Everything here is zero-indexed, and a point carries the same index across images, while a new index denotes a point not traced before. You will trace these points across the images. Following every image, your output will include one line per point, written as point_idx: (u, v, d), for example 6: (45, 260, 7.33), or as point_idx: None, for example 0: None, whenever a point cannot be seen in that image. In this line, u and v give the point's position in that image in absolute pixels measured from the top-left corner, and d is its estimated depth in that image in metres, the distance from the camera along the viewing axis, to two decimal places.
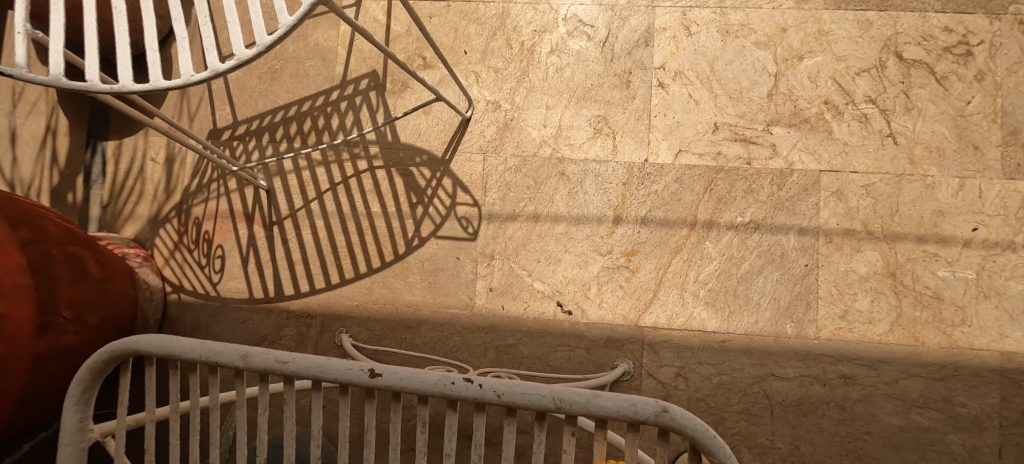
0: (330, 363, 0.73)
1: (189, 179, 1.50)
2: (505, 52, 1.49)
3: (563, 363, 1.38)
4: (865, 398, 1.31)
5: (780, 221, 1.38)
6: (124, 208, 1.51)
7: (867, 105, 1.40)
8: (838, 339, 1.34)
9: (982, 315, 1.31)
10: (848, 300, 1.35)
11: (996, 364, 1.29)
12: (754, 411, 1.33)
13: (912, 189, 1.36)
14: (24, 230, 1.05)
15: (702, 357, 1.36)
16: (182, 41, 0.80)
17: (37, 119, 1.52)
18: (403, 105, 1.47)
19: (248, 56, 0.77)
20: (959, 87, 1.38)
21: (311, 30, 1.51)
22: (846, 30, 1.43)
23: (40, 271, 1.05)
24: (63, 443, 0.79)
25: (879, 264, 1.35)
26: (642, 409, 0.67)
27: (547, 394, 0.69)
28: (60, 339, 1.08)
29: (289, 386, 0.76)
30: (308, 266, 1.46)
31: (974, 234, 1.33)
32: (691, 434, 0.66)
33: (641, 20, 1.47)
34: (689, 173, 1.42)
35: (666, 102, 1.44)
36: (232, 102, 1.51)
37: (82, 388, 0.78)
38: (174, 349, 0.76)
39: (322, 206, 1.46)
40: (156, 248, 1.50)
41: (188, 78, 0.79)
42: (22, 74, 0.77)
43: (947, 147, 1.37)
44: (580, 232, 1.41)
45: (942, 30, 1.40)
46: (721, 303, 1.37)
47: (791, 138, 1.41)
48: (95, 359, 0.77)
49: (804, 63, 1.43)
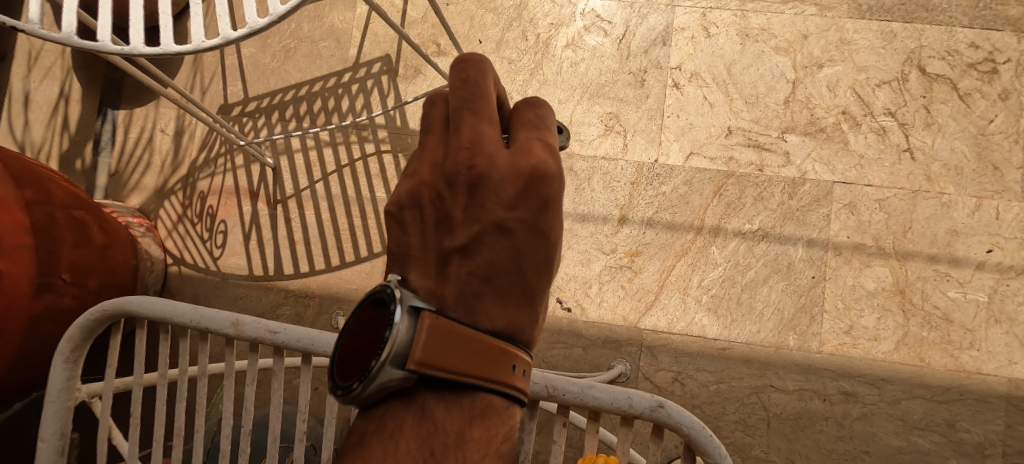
0: (322, 336, 0.70)
1: (196, 153, 1.50)
2: (520, 43, 1.48)
3: (560, 360, 1.37)
4: (864, 417, 1.28)
5: (789, 230, 1.35)
6: (131, 177, 1.51)
7: (885, 118, 1.37)
8: (840, 354, 1.31)
9: (991, 340, 1.28)
10: (854, 316, 1.32)
11: (1002, 391, 1.26)
12: (750, 422, 1.31)
13: (927, 206, 1.33)
14: (30, 190, 1.06)
15: (701, 363, 1.33)
16: (195, 9, 0.79)
17: (51, 85, 1.53)
18: (414, 91, 1.46)
19: (260, 24, 0.75)
20: (982, 104, 1.35)
21: (327, 11, 1.52)
22: (868, 40, 1.40)
23: (43, 232, 1.05)
24: (49, 400, 0.78)
25: (888, 281, 1.32)
26: (637, 402, 0.62)
27: (540, 381, 0.64)
28: (58, 301, 1.08)
29: (278, 358, 0.74)
30: (309, 246, 1.45)
31: (988, 256, 1.30)
32: (686, 432, 0.61)
33: (659, 19, 1.45)
34: (699, 176, 1.39)
35: (680, 103, 1.42)
36: (244, 78, 1.51)
37: (72, 346, 0.77)
38: (166, 312, 0.75)
39: (327, 188, 1.46)
40: (159, 220, 1.50)
41: (199, 43, 0.77)
42: (34, 29, 0.75)
43: (965, 166, 1.34)
44: (584, 229, 1.40)
45: (968, 46, 1.37)
46: (724, 310, 1.34)
47: (805, 147, 1.38)
48: (86, 317, 0.76)
49: (823, 71, 1.40)
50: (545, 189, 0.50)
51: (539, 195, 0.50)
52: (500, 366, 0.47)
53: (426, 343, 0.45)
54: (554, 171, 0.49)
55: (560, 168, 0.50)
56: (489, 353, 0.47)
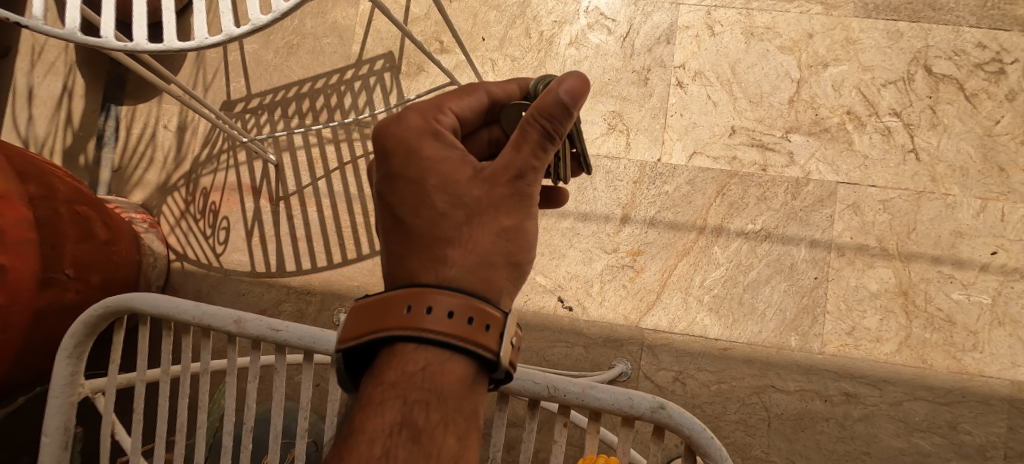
0: (324, 334, 0.69)
1: (199, 149, 1.51)
2: (523, 41, 1.47)
3: (561, 359, 1.37)
4: (866, 418, 1.28)
5: (792, 231, 1.35)
6: (135, 173, 1.52)
7: (890, 118, 1.36)
8: (842, 355, 1.30)
9: (994, 342, 1.27)
10: (857, 317, 1.31)
11: (1005, 393, 1.26)
12: (751, 422, 1.30)
13: (931, 207, 1.32)
14: (34, 186, 1.06)
15: (702, 363, 1.33)
16: (198, 5, 0.78)
17: (54, 80, 1.53)
18: (417, 89, 1.46)
19: (263, 21, 0.75)
20: (988, 105, 1.34)
21: (330, 8, 1.51)
22: (874, 40, 1.39)
23: (47, 227, 1.05)
24: (52, 395, 0.78)
25: (891, 282, 1.31)
26: (638, 403, 0.61)
27: (541, 381, 0.64)
28: (61, 296, 1.09)
29: (280, 355, 0.74)
30: (311, 243, 1.45)
31: (993, 258, 1.29)
32: (687, 433, 0.60)
33: (663, 17, 1.44)
34: (702, 176, 1.39)
35: (683, 101, 1.41)
36: (247, 74, 1.51)
37: (76, 342, 0.78)
38: (168, 308, 0.75)
39: (329, 185, 1.46)
40: (162, 216, 1.50)
41: (202, 40, 0.77)
42: (37, 25, 0.75)
43: (970, 167, 1.33)
44: (587, 228, 1.39)
45: (975, 45, 1.36)
46: (726, 310, 1.34)
47: (809, 147, 1.37)
48: (89, 313, 0.77)
49: (828, 70, 1.39)
50: (391, 145, 0.59)
51: (386, 154, 0.59)
52: (461, 322, 0.48)
53: (381, 303, 0.50)
54: (397, 129, 0.59)
55: (404, 123, 0.59)
56: (451, 308, 0.49)
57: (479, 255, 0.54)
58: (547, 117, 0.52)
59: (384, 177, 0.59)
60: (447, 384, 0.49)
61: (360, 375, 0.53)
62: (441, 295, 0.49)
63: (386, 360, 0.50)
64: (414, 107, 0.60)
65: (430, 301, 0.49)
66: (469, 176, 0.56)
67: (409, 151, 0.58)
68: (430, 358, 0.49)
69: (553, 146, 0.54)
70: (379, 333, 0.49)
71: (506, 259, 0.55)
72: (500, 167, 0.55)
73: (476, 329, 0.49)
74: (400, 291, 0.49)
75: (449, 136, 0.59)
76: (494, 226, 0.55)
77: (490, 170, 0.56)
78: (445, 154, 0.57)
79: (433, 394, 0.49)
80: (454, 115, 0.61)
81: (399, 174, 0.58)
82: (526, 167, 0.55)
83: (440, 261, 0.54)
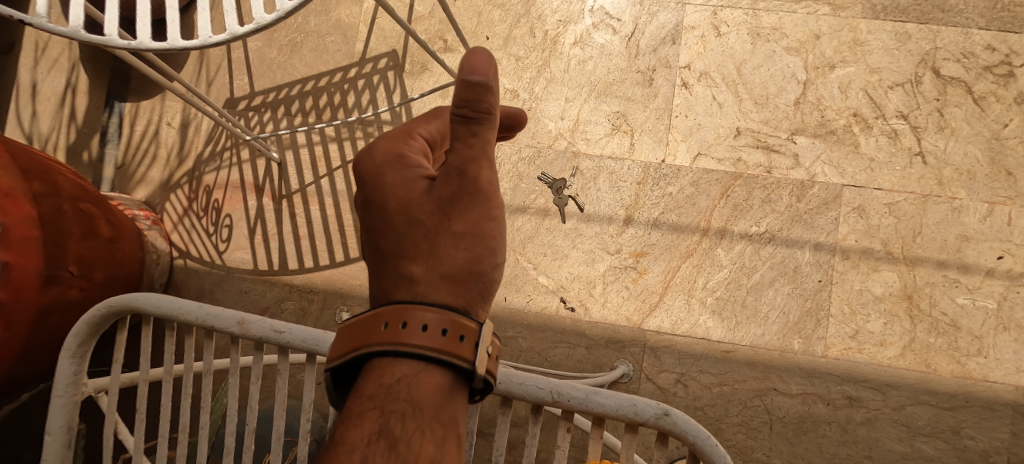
0: (327, 336, 0.69)
1: (202, 146, 1.50)
2: (528, 40, 1.47)
3: (562, 360, 1.36)
4: (868, 422, 1.28)
5: (796, 234, 1.34)
6: (138, 170, 1.52)
7: (897, 121, 1.35)
8: (845, 359, 1.30)
9: (999, 347, 1.27)
10: (860, 321, 1.30)
11: (1008, 399, 1.25)
12: (752, 425, 1.30)
13: (937, 211, 1.31)
14: (38, 183, 1.06)
15: (704, 365, 1.33)
16: (203, 3, 0.78)
17: (59, 76, 1.53)
18: (420, 88, 1.46)
19: (267, 21, 0.74)
20: (997, 108, 1.33)
21: (334, 5, 1.51)
22: (882, 41, 1.38)
23: (51, 224, 1.06)
24: (56, 394, 0.79)
25: (895, 286, 1.30)
26: (642, 410, 0.60)
27: (544, 386, 0.63)
28: (65, 294, 1.09)
29: (283, 356, 0.73)
30: (313, 242, 1.45)
31: (998, 263, 1.29)
32: (692, 441, 0.59)
33: (669, 17, 1.43)
34: (706, 177, 1.38)
35: (689, 102, 1.41)
36: (251, 72, 1.51)
37: (79, 341, 0.78)
38: (172, 309, 0.74)
39: (332, 183, 1.46)
40: (165, 213, 1.50)
41: (206, 39, 0.76)
42: (41, 22, 0.74)
43: (978, 171, 1.32)
44: (590, 229, 1.39)
45: (984, 48, 1.35)
46: (729, 312, 1.34)
47: (814, 149, 1.36)
48: (92, 313, 0.76)
49: (835, 72, 1.38)
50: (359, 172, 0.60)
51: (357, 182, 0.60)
52: (434, 333, 0.49)
53: (361, 321, 0.50)
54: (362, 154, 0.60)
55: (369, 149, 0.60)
56: (425, 321, 0.49)
57: (443, 267, 0.54)
58: (468, 110, 0.49)
59: (359, 204, 0.60)
60: (424, 394, 0.49)
61: (344, 391, 0.53)
62: (420, 310, 0.49)
63: (366, 374, 0.50)
64: (384, 137, 0.60)
65: (406, 316, 0.49)
66: (424, 192, 0.56)
67: (373, 175, 0.58)
68: (406, 370, 0.49)
69: (483, 128, 0.51)
70: (359, 350, 0.49)
71: (466, 265, 0.54)
72: (444, 175, 0.54)
73: (451, 340, 0.49)
74: (379, 309, 0.50)
75: (414, 158, 0.58)
76: (446, 234, 0.55)
77: (440, 182, 0.55)
78: (405, 175, 0.57)
79: (410, 404, 0.48)
80: (424, 141, 0.61)
81: (369, 201, 0.58)
82: (471, 166, 0.53)
83: (407, 279, 0.54)
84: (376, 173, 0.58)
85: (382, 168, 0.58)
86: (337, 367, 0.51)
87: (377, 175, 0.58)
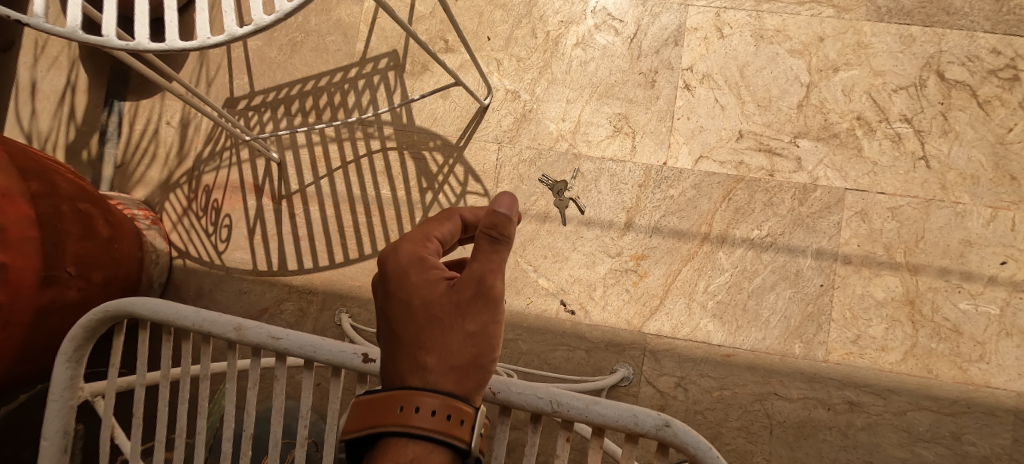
0: (325, 343, 0.68)
1: (202, 146, 1.50)
2: (529, 41, 1.46)
3: (562, 363, 1.36)
4: (869, 427, 1.27)
5: (798, 238, 1.33)
6: (137, 169, 1.51)
7: (901, 124, 1.34)
8: (847, 364, 1.29)
9: (1002, 352, 1.26)
10: (862, 326, 1.30)
11: (1010, 405, 1.24)
12: (753, 429, 1.30)
13: (940, 216, 1.31)
14: (36, 183, 1.05)
15: (704, 369, 1.32)
16: (201, 3, 0.77)
17: (58, 74, 1.52)
18: (421, 88, 1.45)
19: (266, 23, 0.73)
20: (1002, 112, 1.32)
21: (334, 5, 1.50)
22: (886, 44, 1.37)
23: (49, 225, 1.05)
24: (51, 399, 0.78)
25: (897, 291, 1.29)
26: (643, 421, 0.60)
27: (544, 396, 0.62)
28: (63, 294, 1.09)
29: (281, 362, 0.72)
30: (313, 242, 1.45)
31: (1001, 268, 1.28)
32: (693, 453, 0.58)
33: (672, 18, 1.42)
34: (708, 180, 1.37)
35: (691, 104, 1.40)
36: (251, 71, 1.50)
37: (75, 345, 0.77)
38: (168, 314, 0.74)
39: (332, 184, 1.45)
40: (165, 212, 1.50)
41: (205, 40, 0.76)
42: (39, 23, 0.73)
43: (982, 175, 1.31)
44: (591, 231, 1.38)
45: (989, 52, 1.34)
46: (730, 316, 1.33)
47: (817, 153, 1.35)
48: (89, 317, 0.76)
49: (839, 75, 1.37)
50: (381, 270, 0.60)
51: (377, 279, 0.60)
52: (443, 416, 0.49)
53: (373, 401, 0.49)
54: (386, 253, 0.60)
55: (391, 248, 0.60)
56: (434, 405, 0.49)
57: (456, 360, 0.54)
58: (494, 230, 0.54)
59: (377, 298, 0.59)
60: None
61: None
62: (428, 394, 0.49)
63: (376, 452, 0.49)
64: (403, 237, 0.60)
65: (416, 400, 0.49)
66: (444, 292, 0.56)
67: (395, 274, 0.58)
68: (417, 450, 0.48)
69: (505, 247, 0.54)
70: (371, 430, 0.48)
71: (474, 361, 0.54)
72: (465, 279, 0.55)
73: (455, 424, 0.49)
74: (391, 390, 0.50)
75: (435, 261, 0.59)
76: (458, 332, 0.55)
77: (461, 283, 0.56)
78: (427, 276, 0.57)
79: None
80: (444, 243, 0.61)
81: (387, 299, 0.58)
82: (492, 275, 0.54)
83: (419, 369, 0.53)
84: (399, 274, 0.58)
85: (405, 268, 0.58)
86: (348, 444, 0.50)
87: (399, 276, 0.58)
